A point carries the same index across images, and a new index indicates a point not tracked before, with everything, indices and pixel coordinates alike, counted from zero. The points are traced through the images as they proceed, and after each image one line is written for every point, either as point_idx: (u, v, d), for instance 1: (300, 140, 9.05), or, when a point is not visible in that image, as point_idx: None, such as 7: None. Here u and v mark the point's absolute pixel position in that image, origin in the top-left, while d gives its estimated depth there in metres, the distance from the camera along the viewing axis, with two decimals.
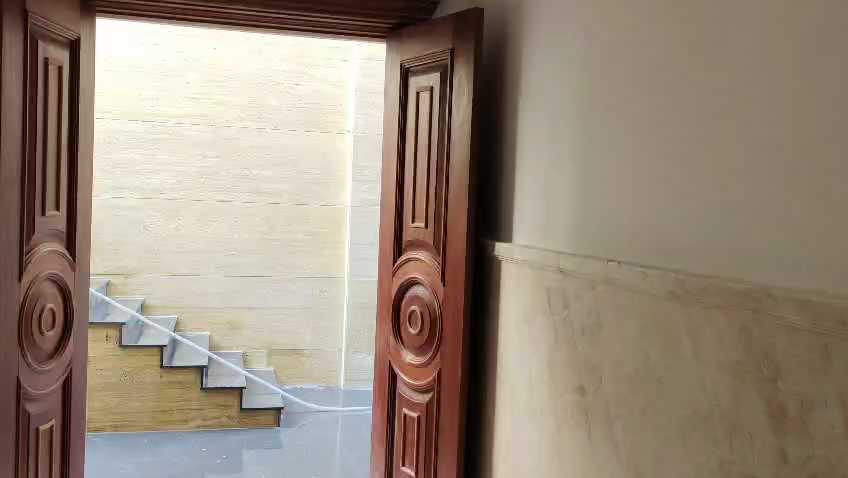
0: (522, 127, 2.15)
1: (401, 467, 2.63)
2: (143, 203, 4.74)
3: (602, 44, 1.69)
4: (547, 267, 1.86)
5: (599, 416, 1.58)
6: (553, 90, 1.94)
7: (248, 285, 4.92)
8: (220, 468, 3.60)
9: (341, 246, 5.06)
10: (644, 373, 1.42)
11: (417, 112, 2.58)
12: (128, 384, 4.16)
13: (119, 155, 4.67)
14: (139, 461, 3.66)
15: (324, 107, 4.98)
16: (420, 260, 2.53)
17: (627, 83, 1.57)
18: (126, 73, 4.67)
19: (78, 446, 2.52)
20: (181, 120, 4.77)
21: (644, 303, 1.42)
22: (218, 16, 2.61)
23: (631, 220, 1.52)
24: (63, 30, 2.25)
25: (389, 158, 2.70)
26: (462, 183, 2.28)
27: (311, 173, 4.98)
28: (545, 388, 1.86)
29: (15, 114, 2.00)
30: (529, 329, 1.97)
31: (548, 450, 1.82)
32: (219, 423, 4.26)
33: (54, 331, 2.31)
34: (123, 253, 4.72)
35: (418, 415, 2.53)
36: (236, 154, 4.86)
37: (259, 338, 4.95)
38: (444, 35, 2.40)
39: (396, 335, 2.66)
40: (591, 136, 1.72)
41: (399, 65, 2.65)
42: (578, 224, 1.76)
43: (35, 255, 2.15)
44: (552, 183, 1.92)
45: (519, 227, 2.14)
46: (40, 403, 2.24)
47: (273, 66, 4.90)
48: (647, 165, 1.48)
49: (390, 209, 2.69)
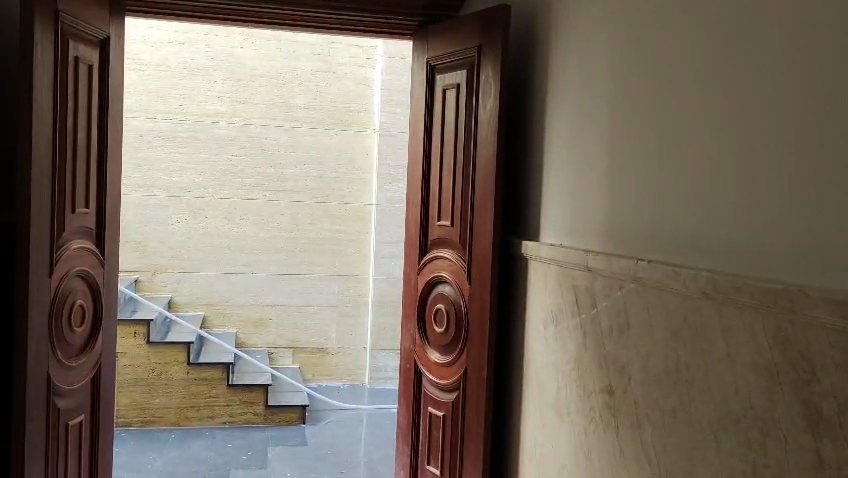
0: (550, 124, 2.13)
1: (426, 466, 2.62)
2: (171, 201, 4.78)
3: (632, 40, 1.66)
4: (575, 266, 1.84)
5: (628, 417, 1.56)
6: (582, 87, 1.91)
7: (274, 282, 4.95)
8: (246, 464, 3.63)
9: (366, 244, 5.07)
10: (674, 373, 1.39)
11: (443, 109, 2.57)
12: (156, 380, 4.20)
13: (147, 154, 4.72)
14: (166, 456, 3.70)
15: (350, 105, 4.99)
16: (445, 258, 2.52)
17: (658, 79, 1.54)
18: (154, 72, 4.71)
19: (106, 440, 2.55)
20: (208, 119, 4.80)
21: (675, 303, 1.40)
22: (249, 16, 2.63)
23: (662, 218, 1.50)
24: (93, 29, 2.28)
25: (415, 157, 2.70)
26: (488, 181, 2.27)
27: (337, 171, 4.99)
28: (573, 390, 1.84)
29: (47, 112, 2.03)
30: (557, 330, 1.95)
31: (578, 452, 1.80)
32: (245, 420, 4.29)
33: (83, 328, 2.33)
34: (151, 251, 4.76)
35: (443, 413, 2.52)
36: (263, 153, 4.89)
37: (284, 336, 4.97)
38: (470, 32, 2.39)
39: (421, 333, 2.66)
40: (621, 134, 1.69)
41: (425, 63, 2.64)
42: (608, 223, 1.73)
43: (65, 251, 2.18)
44: (580, 182, 1.90)
45: (546, 225, 2.12)
46: (69, 398, 2.26)
47: (300, 65, 4.92)
48: (677, 161, 1.46)
49: (415, 207, 2.69)
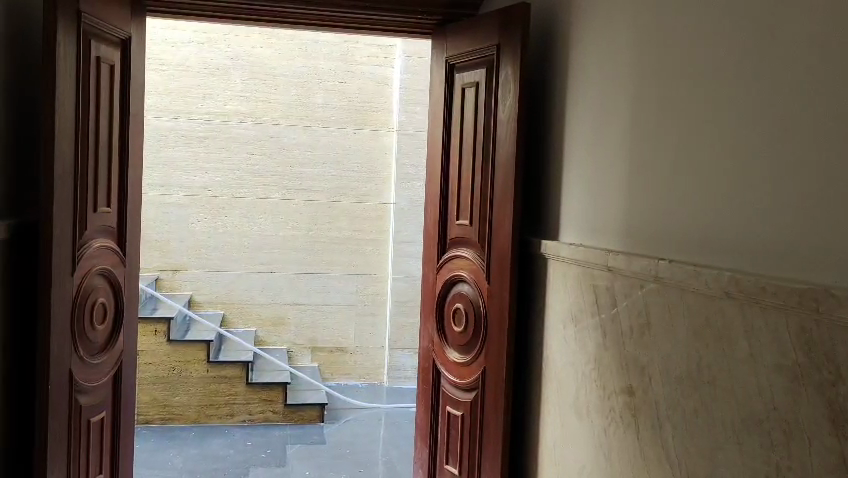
0: (569, 123, 2.12)
1: (444, 466, 2.62)
2: (191, 200, 4.81)
3: (653, 38, 1.65)
4: (595, 265, 1.83)
5: (649, 418, 1.55)
6: (602, 86, 1.90)
7: (293, 281, 4.97)
8: (265, 463, 3.64)
9: (384, 243, 5.07)
10: (696, 373, 1.38)
11: (462, 108, 2.57)
12: (176, 378, 4.22)
13: (168, 153, 4.76)
14: (186, 454, 3.72)
15: (368, 104, 5.00)
16: (464, 258, 2.51)
17: (679, 77, 1.53)
18: (175, 72, 4.75)
19: (128, 437, 2.58)
20: (228, 119, 4.83)
21: (697, 303, 1.38)
22: (274, 16, 2.63)
23: (682, 217, 1.48)
24: (115, 30, 2.30)
25: (434, 156, 2.69)
26: (508, 181, 2.26)
27: (356, 170, 5.01)
28: (593, 389, 1.83)
29: (70, 112, 2.05)
30: (577, 330, 1.94)
31: (598, 453, 1.79)
32: (264, 418, 4.31)
33: (105, 325, 2.35)
34: (171, 250, 4.80)
35: (462, 412, 2.51)
36: (282, 152, 4.91)
37: (303, 334, 4.99)
38: (489, 31, 2.38)
39: (440, 332, 2.65)
40: (641, 133, 1.68)
41: (445, 62, 2.64)
42: (628, 222, 1.72)
43: (87, 250, 2.20)
44: (601, 181, 1.88)
45: (566, 224, 2.10)
46: (91, 395, 2.28)
47: (319, 64, 4.93)
48: (699, 160, 1.44)
49: (434, 205, 2.68)
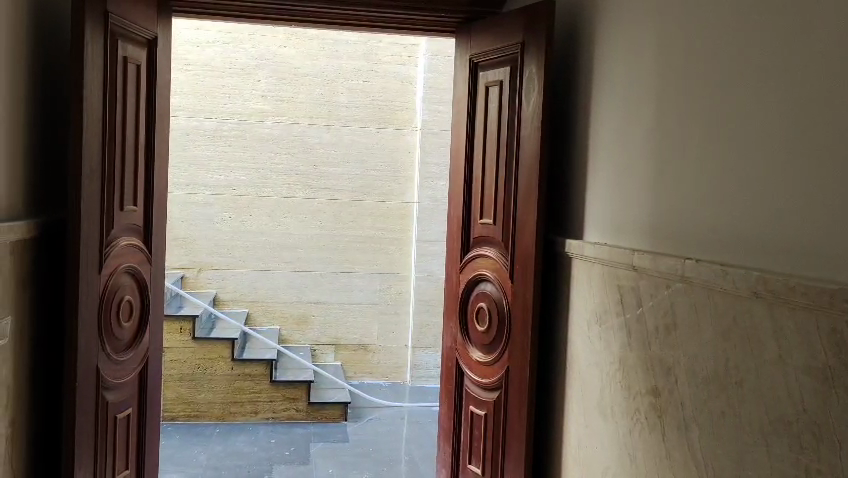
0: (594, 121, 2.10)
1: (467, 465, 2.61)
2: (216, 199, 4.85)
3: (679, 35, 1.63)
4: (620, 265, 1.81)
5: (675, 419, 1.53)
6: (627, 84, 1.88)
7: (316, 280, 4.99)
8: (289, 460, 3.66)
9: (407, 242, 5.07)
10: (723, 375, 1.36)
11: (486, 107, 2.56)
12: (201, 375, 4.26)
13: (193, 153, 4.80)
14: (211, 450, 3.75)
15: (392, 103, 5.00)
16: (487, 257, 2.50)
17: (704, 75, 1.51)
18: (200, 72, 4.79)
19: (153, 433, 2.60)
20: (253, 118, 4.86)
21: (723, 303, 1.36)
22: (300, 16, 2.64)
23: (708, 216, 1.46)
24: (141, 30, 2.32)
25: (458, 155, 2.69)
26: (532, 179, 2.24)
27: (379, 169, 5.01)
28: (618, 389, 1.81)
29: (97, 111, 2.07)
30: (601, 330, 1.92)
31: (623, 453, 1.77)
32: (287, 416, 4.33)
33: (131, 323, 2.38)
34: (196, 248, 4.84)
35: (485, 412, 2.50)
36: (306, 151, 4.93)
37: (326, 333, 5.01)
38: (513, 29, 2.37)
39: (463, 331, 2.64)
40: (667, 131, 1.66)
41: (469, 60, 2.63)
42: (653, 222, 1.70)
43: (114, 248, 2.22)
44: (625, 179, 1.87)
45: (590, 223, 2.09)
46: (118, 391, 2.31)
47: (343, 63, 4.95)
48: (725, 158, 1.42)
49: (458, 204, 2.68)
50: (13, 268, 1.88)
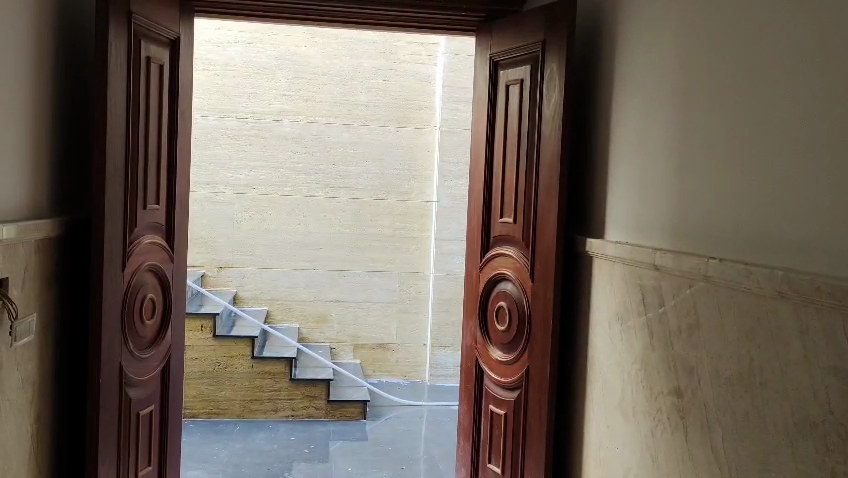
0: (616, 120, 2.09)
1: (487, 465, 2.61)
2: (236, 197, 4.88)
3: (703, 32, 1.61)
4: (643, 264, 1.79)
5: (697, 419, 1.52)
6: (649, 82, 1.87)
7: (336, 278, 5.00)
8: (308, 458, 3.68)
9: (426, 241, 5.07)
10: (747, 376, 1.35)
11: (506, 106, 2.55)
12: (221, 373, 4.28)
13: (214, 152, 4.84)
14: (231, 448, 3.78)
15: (411, 102, 5.00)
16: (507, 256, 2.50)
17: (727, 73, 1.50)
18: (220, 72, 4.82)
19: (175, 430, 2.62)
20: (273, 118, 4.88)
21: (748, 304, 1.35)
22: (323, 15, 2.65)
23: (732, 214, 1.45)
24: (163, 29, 2.34)
25: (478, 154, 2.69)
26: (553, 177, 2.24)
27: (398, 168, 5.01)
28: (639, 389, 1.80)
29: (120, 111, 2.09)
30: (623, 329, 1.91)
31: (645, 454, 1.76)
32: (307, 414, 4.35)
33: (153, 320, 2.40)
34: (217, 247, 4.88)
35: (504, 411, 2.50)
36: (326, 150, 4.95)
37: (345, 332, 5.02)
38: (534, 27, 2.36)
39: (483, 330, 2.64)
40: (690, 129, 1.65)
41: (489, 59, 2.63)
42: (676, 221, 1.69)
43: (137, 246, 2.24)
44: (648, 177, 1.86)
45: (612, 222, 2.07)
46: (141, 388, 2.33)
47: (362, 62, 4.96)
48: (748, 157, 1.41)
49: (478, 203, 2.68)
50: (37, 267, 1.90)
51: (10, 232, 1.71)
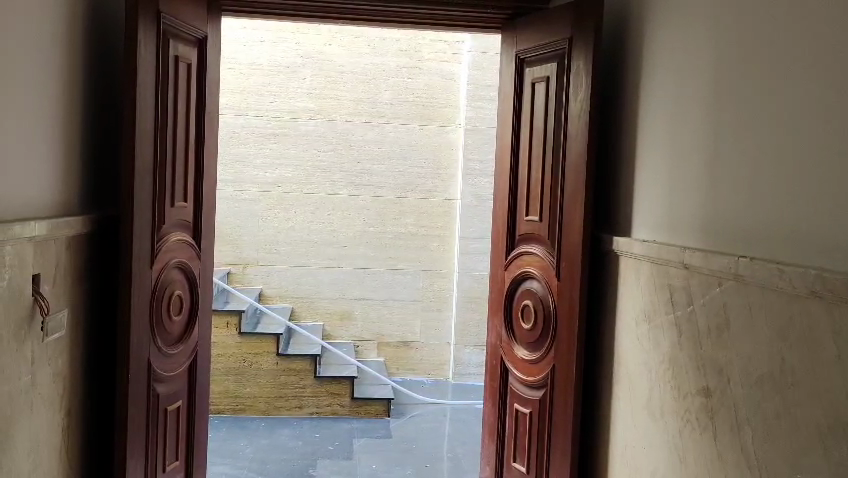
0: (643, 118, 2.07)
1: (512, 464, 2.60)
2: (261, 196, 4.91)
3: (734, 29, 1.59)
4: (672, 263, 1.78)
5: (726, 420, 1.50)
6: (678, 79, 1.85)
7: (360, 276, 5.02)
8: (332, 455, 3.69)
9: (450, 239, 5.07)
10: (779, 376, 1.33)
11: (532, 103, 2.55)
12: (247, 370, 4.31)
13: (240, 150, 4.87)
14: (257, 444, 3.81)
15: (435, 101, 5.00)
16: (533, 254, 2.49)
17: (759, 69, 1.48)
18: (246, 71, 4.85)
19: (203, 426, 2.65)
20: (298, 116, 4.91)
21: (779, 303, 1.33)
22: (375, 15, 2.66)
23: (765, 214, 1.43)
24: (192, 29, 2.36)
25: (503, 152, 2.68)
26: (579, 177, 2.22)
27: (422, 166, 5.02)
28: (667, 390, 1.79)
29: (149, 110, 2.11)
30: (650, 328, 1.90)
31: (672, 454, 1.74)
32: (332, 411, 4.37)
33: (181, 317, 2.42)
34: (243, 245, 4.91)
35: (530, 410, 2.49)
36: (350, 149, 4.96)
37: (369, 329, 5.04)
38: (561, 25, 2.35)
39: (508, 328, 2.63)
40: (721, 127, 1.63)
41: (515, 56, 2.62)
42: (705, 219, 1.67)
43: (165, 244, 2.26)
44: (677, 175, 1.84)
45: (639, 221, 2.06)
46: (168, 384, 2.36)
47: (387, 60, 4.97)
48: (780, 155, 1.39)
49: (503, 201, 2.67)
50: (69, 263, 1.93)
51: (42, 229, 1.74)
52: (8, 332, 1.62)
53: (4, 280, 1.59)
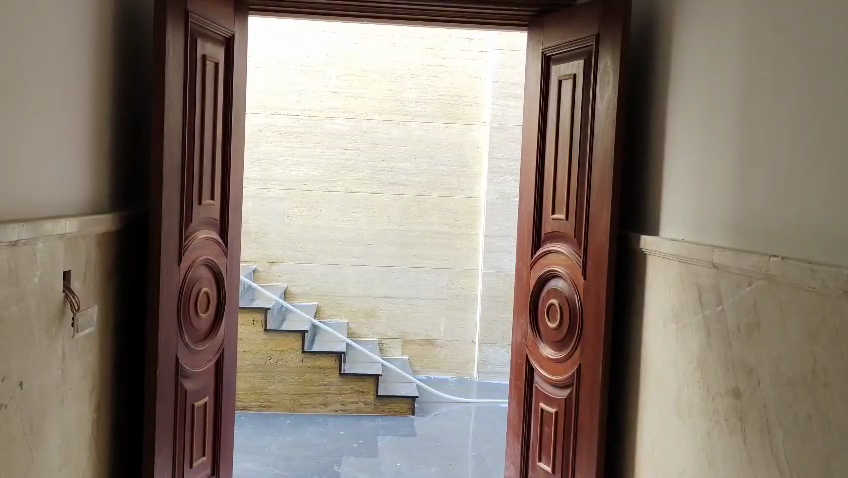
0: (672, 115, 2.05)
1: (537, 463, 2.59)
2: (287, 193, 4.93)
3: (767, 24, 1.56)
4: (700, 263, 1.76)
5: (756, 421, 1.48)
6: (707, 75, 1.83)
7: (385, 274, 5.03)
8: (357, 452, 3.71)
9: (475, 238, 5.06)
10: (811, 377, 1.30)
11: (558, 101, 2.53)
12: (272, 367, 4.34)
13: (266, 148, 4.90)
14: (283, 440, 3.83)
15: (461, 99, 5.00)
16: (559, 253, 2.47)
17: (791, 64, 1.46)
18: (273, 70, 4.88)
19: (229, 422, 2.67)
20: (323, 115, 4.93)
21: (812, 303, 1.31)
22: (402, 13, 2.66)
23: (795, 211, 1.41)
24: (219, 28, 2.38)
25: (529, 150, 2.68)
26: (606, 174, 2.20)
27: (447, 165, 5.01)
28: (697, 391, 1.76)
29: (177, 109, 2.12)
30: (678, 328, 1.88)
31: (701, 456, 1.72)
32: (357, 409, 4.39)
33: (209, 314, 2.45)
34: (268, 242, 4.95)
35: (555, 410, 2.48)
36: (375, 147, 4.97)
37: (394, 327, 5.05)
38: (588, 22, 2.33)
39: (533, 327, 2.62)
40: (752, 123, 1.60)
41: (541, 54, 2.61)
42: (735, 218, 1.65)
43: (192, 241, 2.29)
44: (706, 173, 1.82)
45: (667, 220, 2.04)
46: (195, 380, 2.38)
47: (412, 58, 4.97)
48: (812, 152, 1.37)
49: (529, 199, 2.66)
50: (99, 259, 1.95)
51: (73, 226, 1.77)
52: (40, 328, 1.65)
53: (37, 277, 1.62)
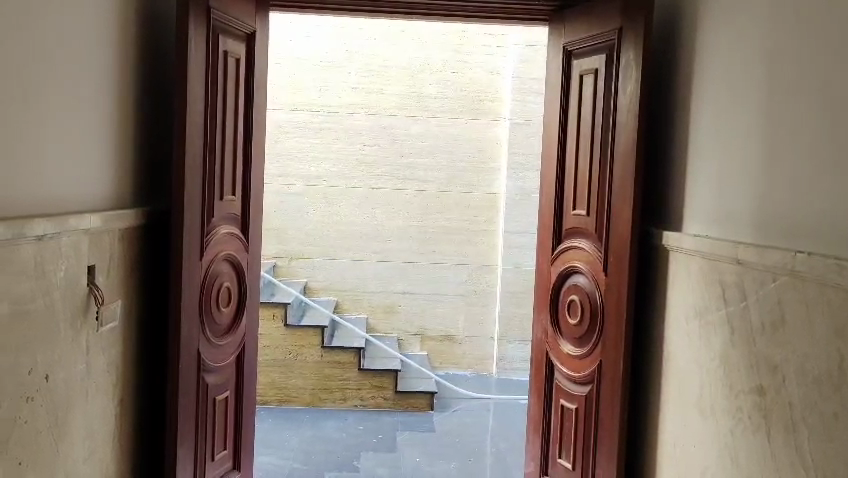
0: (696, 110, 2.03)
1: (557, 459, 2.58)
2: (306, 189, 4.95)
3: (791, 17, 1.54)
4: (724, 259, 1.74)
5: (780, 419, 1.46)
6: (730, 69, 1.81)
7: (404, 270, 5.03)
8: (376, 447, 3.72)
9: (494, 234, 5.04)
10: (837, 374, 1.29)
11: (580, 96, 2.52)
12: (292, 362, 4.36)
13: (286, 144, 4.92)
14: (302, 435, 3.85)
15: (480, 94, 4.99)
16: (580, 249, 2.46)
17: (815, 58, 1.44)
18: (293, 66, 4.90)
19: (249, 417, 2.68)
20: (343, 110, 4.94)
21: (837, 299, 1.29)
22: (423, 8, 2.65)
23: (820, 207, 1.39)
24: (240, 24, 2.39)
25: (550, 145, 2.66)
26: (627, 169, 2.19)
27: (466, 160, 5.00)
28: (720, 388, 1.75)
29: (199, 104, 2.14)
30: (701, 325, 1.86)
31: (724, 454, 1.71)
32: (376, 404, 4.40)
33: (230, 308, 2.46)
34: (288, 238, 4.98)
35: (576, 406, 2.47)
36: (395, 142, 4.97)
37: (413, 323, 5.05)
38: (610, 15, 2.31)
39: (554, 323, 2.61)
40: (775, 117, 1.59)
41: (563, 48, 2.60)
42: (759, 214, 1.63)
43: (214, 236, 2.30)
44: (730, 169, 1.80)
45: (690, 215, 2.02)
46: (217, 375, 2.40)
47: (432, 54, 4.96)
48: (837, 146, 1.35)
49: (550, 195, 2.65)
50: (122, 253, 1.97)
51: (96, 221, 1.79)
52: (65, 322, 1.67)
53: (62, 271, 1.64)
